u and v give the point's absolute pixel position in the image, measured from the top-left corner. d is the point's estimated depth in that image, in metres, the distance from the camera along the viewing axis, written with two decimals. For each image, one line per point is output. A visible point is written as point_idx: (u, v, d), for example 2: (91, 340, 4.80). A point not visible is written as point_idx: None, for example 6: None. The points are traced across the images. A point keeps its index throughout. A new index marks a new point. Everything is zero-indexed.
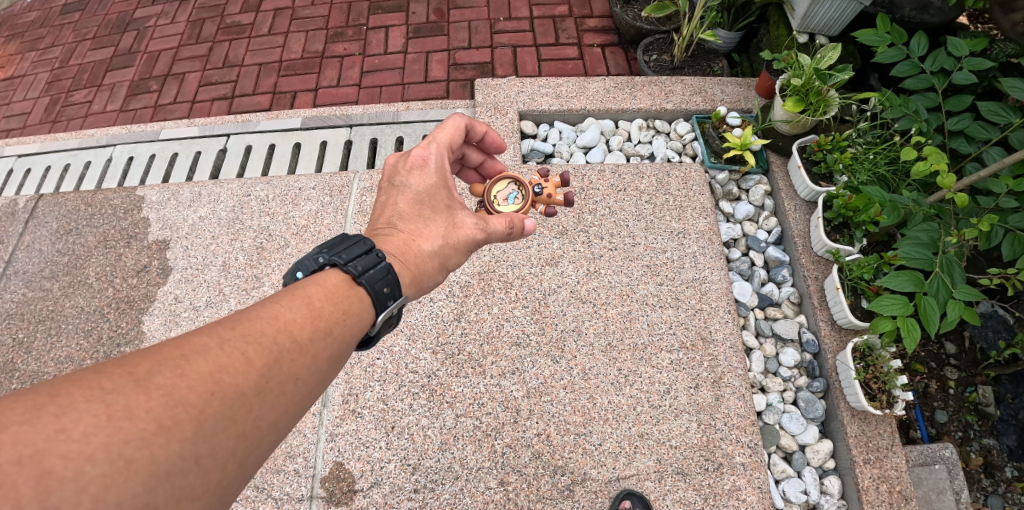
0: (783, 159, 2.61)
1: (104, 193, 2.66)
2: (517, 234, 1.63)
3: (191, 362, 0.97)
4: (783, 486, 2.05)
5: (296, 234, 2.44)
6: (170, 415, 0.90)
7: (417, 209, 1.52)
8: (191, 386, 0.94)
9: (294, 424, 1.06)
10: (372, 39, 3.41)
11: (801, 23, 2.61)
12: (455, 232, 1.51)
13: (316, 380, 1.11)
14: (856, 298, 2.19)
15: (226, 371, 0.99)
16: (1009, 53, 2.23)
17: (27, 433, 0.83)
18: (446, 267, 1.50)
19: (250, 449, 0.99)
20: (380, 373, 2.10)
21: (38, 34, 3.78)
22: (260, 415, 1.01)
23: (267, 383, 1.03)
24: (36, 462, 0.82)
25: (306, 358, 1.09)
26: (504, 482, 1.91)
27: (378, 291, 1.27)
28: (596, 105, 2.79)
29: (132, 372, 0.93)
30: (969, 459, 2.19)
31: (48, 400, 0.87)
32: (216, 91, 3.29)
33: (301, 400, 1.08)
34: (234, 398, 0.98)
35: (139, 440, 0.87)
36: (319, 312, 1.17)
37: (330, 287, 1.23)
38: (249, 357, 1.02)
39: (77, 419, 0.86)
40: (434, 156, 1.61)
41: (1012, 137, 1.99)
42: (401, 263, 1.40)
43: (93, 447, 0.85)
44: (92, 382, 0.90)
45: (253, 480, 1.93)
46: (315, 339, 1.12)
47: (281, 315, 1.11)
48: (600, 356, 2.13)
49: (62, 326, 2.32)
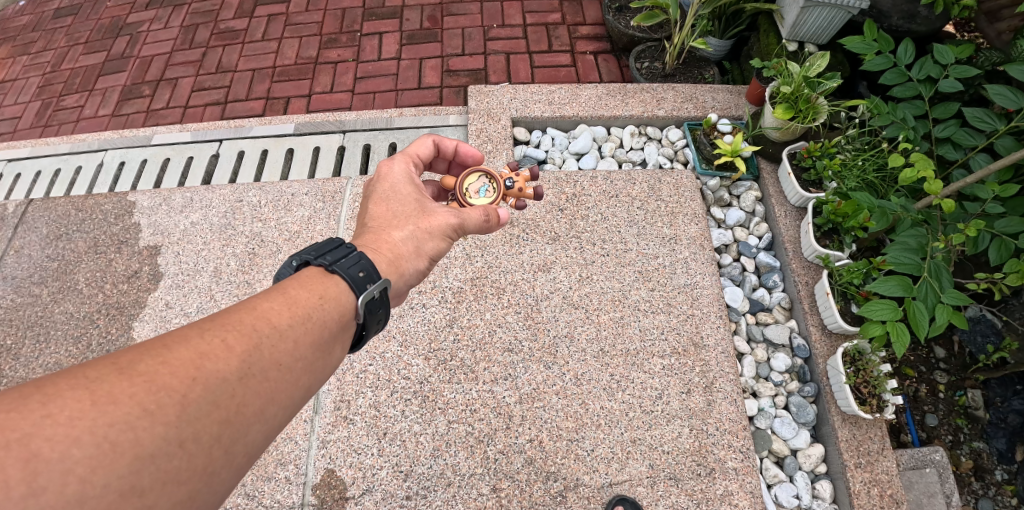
0: (774, 166, 2.64)
1: (95, 198, 2.64)
2: (494, 224, 1.67)
3: (173, 351, 0.96)
4: (775, 490, 2.05)
5: (289, 240, 2.44)
6: (153, 400, 0.90)
7: (386, 206, 1.52)
8: (173, 372, 0.94)
9: (280, 410, 1.05)
10: (366, 45, 3.42)
11: (790, 31, 2.64)
12: (427, 219, 1.52)
13: (300, 367, 1.10)
14: (846, 303, 2.22)
15: (207, 357, 0.98)
16: (994, 61, 2.27)
17: (14, 419, 0.82)
18: (423, 251, 1.48)
19: (237, 435, 0.97)
20: (372, 379, 2.09)
21: (30, 39, 3.77)
22: (244, 400, 1.00)
23: (249, 369, 1.02)
24: (22, 446, 0.81)
25: (287, 344, 1.09)
26: (497, 488, 1.90)
27: (354, 276, 1.26)
28: (588, 112, 2.80)
29: (115, 362, 0.92)
30: (959, 463, 2.21)
31: (34, 390, 0.86)
32: (209, 97, 3.29)
33: (286, 386, 1.07)
34: (217, 383, 0.97)
35: (123, 424, 0.87)
36: (296, 300, 1.17)
37: (304, 279, 1.23)
38: (229, 344, 1.02)
39: (62, 405, 0.86)
40: (398, 163, 1.64)
41: (997, 144, 2.02)
42: (374, 251, 1.39)
43: (78, 431, 0.84)
44: (77, 373, 0.89)
45: (245, 487, 1.92)
46: (294, 324, 1.12)
47: (258, 306, 1.11)
48: (592, 361, 2.13)
49: (51, 333, 2.29)
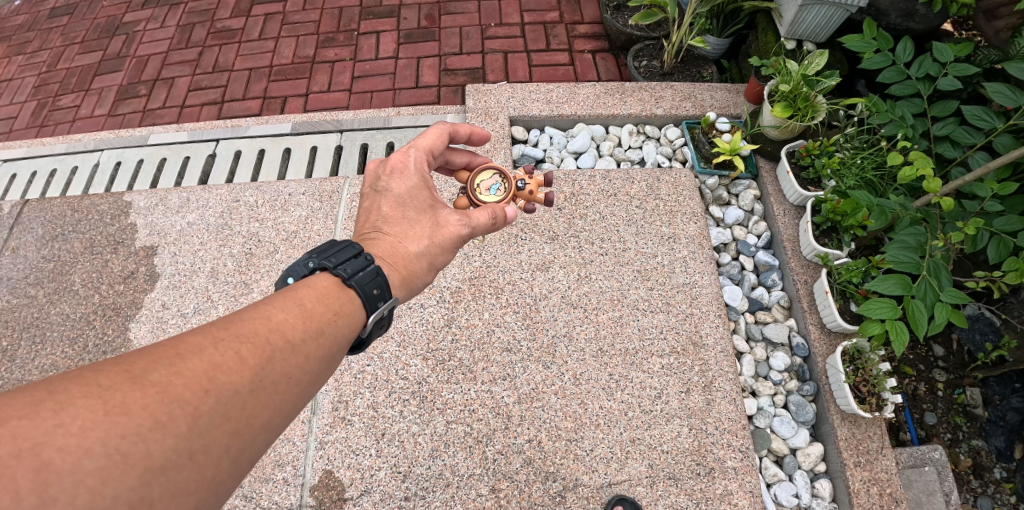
0: (772, 165, 2.64)
1: (91, 199, 2.63)
2: (501, 223, 1.62)
3: (187, 361, 0.95)
4: (775, 489, 2.05)
5: (286, 240, 2.42)
6: (166, 411, 0.89)
7: (401, 212, 1.51)
8: (186, 383, 0.93)
9: (288, 425, 1.04)
10: (363, 44, 3.41)
11: (788, 30, 2.64)
12: (441, 232, 1.51)
13: (309, 380, 1.10)
14: (845, 302, 2.21)
15: (220, 369, 0.97)
16: (993, 58, 2.27)
17: (26, 426, 0.82)
18: (434, 267, 1.50)
19: (246, 448, 0.97)
20: (370, 380, 2.08)
21: (26, 39, 3.75)
22: (254, 413, 0.99)
23: (261, 382, 1.01)
24: (34, 455, 0.80)
25: (299, 358, 1.08)
26: (495, 489, 1.90)
27: (368, 293, 1.26)
28: (586, 111, 2.79)
29: (128, 370, 0.91)
30: (958, 461, 2.21)
31: (46, 396, 0.85)
32: (206, 96, 3.28)
33: (295, 400, 1.06)
34: (228, 396, 0.96)
35: (135, 435, 0.86)
36: (310, 313, 1.16)
37: (318, 290, 1.22)
38: (243, 355, 1.01)
39: (75, 414, 0.85)
40: (413, 159, 1.60)
41: (996, 142, 2.02)
42: (390, 266, 1.39)
43: (90, 441, 0.83)
44: (89, 379, 0.89)
45: (242, 489, 1.91)
46: (307, 338, 1.11)
47: (272, 317, 1.10)
48: (591, 361, 2.13)
49: (47, 334, 2.28)
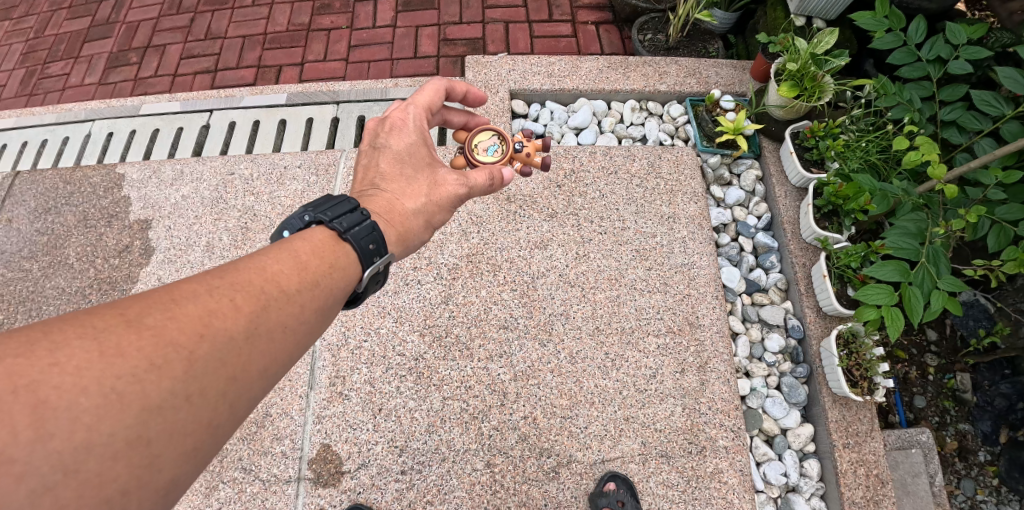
0: (776, 145, 2.61)
1: (83, 171, 2.59)
2: (499, 185, 1.60)
3: (182, 305, 0.95)
4: (764, 468, 2.10)
5: (282, 215, 2.39)
6: (161, 354, 0.89)
7: (399, 170, 1.49)
8: (181, 327, 0.92)
9: (283, 373, 1.04)
10: (360, 12, 3.32)
11: (799, 6, 2.56)
12: (438, 190, 1.49)
13: (305, 331, 1.09)
14: (842, 286, 2.23)
15: (215, 315, 0.97)
16: (1005, 42, 2.23)
17: (22, 366, 0.81)
18: (431, 225, 1.48)
19: (245, 390, 0.97)
20: (367, 355, 2.09)
21: (12, 3, 3.64)
22: (250, 359, 0.99)
23: (256, 329, 1.00)
24: (31, 392, 0.80)
25: (294, 307, 1.07)
26: (490, 463, 1.93)
27: (365, 247, 1.24)
28: (588, 86, 2.74)
29: (123, 313, 0.91)
30: (944, 444, 2.26)
31: (42, 336, 0.85)
32: (199, 65, 3.21)
33: (290, 349, 1.05)
34: (224, 341, 0.96)
35: (131, 376, 0.86)
36: (306, 265, 1.15)
37: (314, 243, 1.20)
38: (238, 303, 1.00)
39: (70, 354, 0.84)
40: (412, 117, 1.58)
41: (1003, 129, 1.99)
42: (387, 221, 1.37)
43: (86, 380, 0.83)
44: (84, 321, 0.88)
45: (241, 462, 1.94)
46: (303, 289, 1.10)
47: (267, 267, 1.09)
48: (587, 339, 2.13)
49: (43, 308, 2.29)
